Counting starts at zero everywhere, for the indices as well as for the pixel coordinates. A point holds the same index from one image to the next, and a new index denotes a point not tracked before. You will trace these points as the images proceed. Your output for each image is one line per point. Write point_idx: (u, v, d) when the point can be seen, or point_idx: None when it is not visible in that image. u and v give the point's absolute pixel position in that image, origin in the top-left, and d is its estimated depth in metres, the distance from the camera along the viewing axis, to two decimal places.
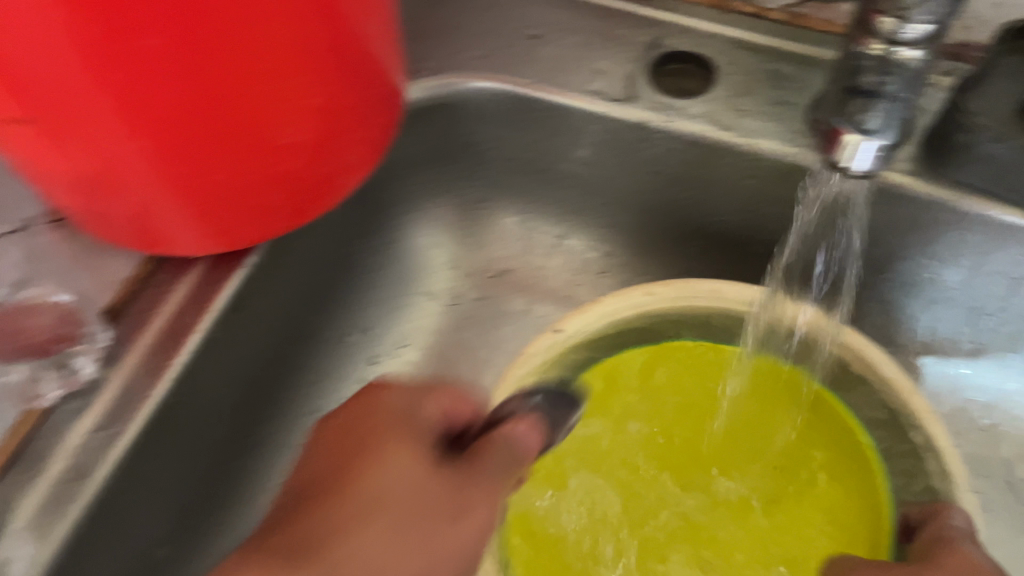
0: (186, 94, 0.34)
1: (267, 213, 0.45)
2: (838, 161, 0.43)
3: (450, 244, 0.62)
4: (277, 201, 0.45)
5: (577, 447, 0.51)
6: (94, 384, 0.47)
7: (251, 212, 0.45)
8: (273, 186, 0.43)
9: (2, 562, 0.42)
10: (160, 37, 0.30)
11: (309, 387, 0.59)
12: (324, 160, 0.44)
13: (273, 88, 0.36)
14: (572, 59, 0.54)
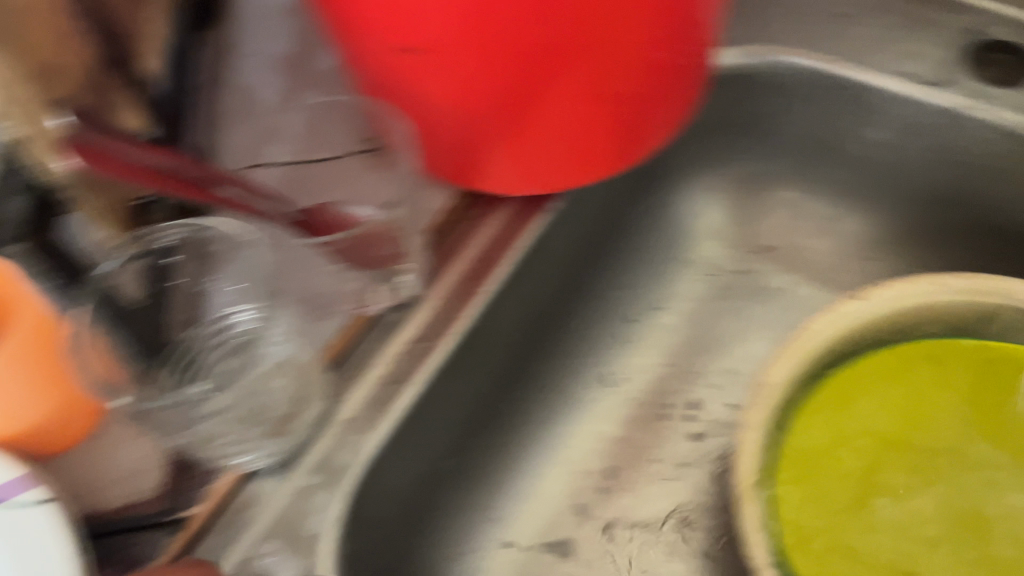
0: (541, 21, 0.38)
1: (573, 152, 0.49)
2: None
3: (723, 216, 0.64)
4: (584, 141, 0.48)
5: (822, 443, 0.47)
6: (415, 300, 0.50)
7: (560, 150, 0.49)
8: (584, 124, 0.47)
9: (332, 447, 0.46)
10: None
11: (581, 332, 0.60)
12: (631, 106, 0.47)
13: (611, 18, 0.40)
14: (881, 41, 0.55)
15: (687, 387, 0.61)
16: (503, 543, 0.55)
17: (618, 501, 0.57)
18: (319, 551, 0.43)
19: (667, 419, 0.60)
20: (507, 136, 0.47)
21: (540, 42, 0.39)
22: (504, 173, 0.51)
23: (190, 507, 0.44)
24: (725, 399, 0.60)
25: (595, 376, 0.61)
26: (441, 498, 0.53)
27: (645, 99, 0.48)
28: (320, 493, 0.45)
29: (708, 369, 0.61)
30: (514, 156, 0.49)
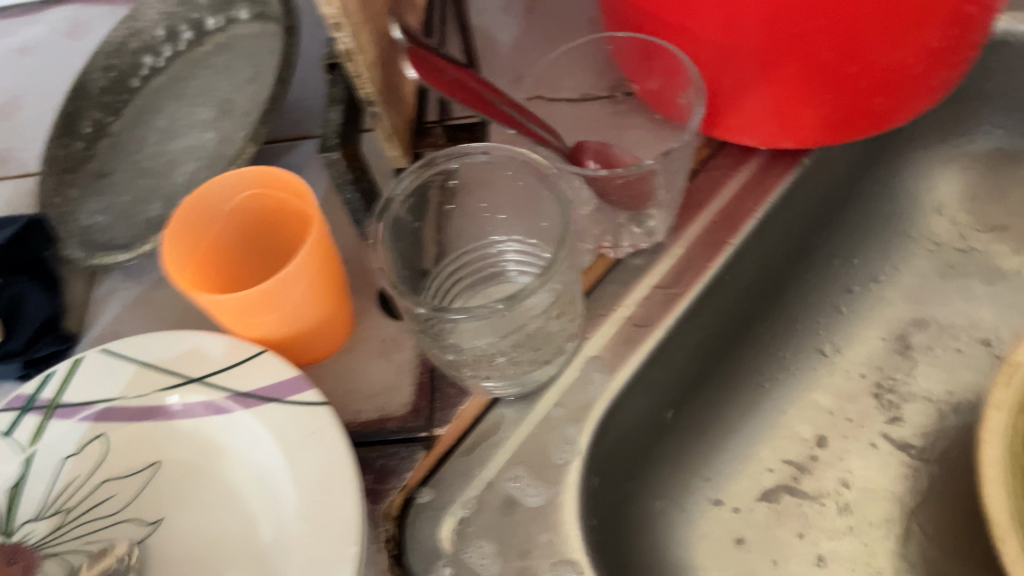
0: None
1: (839, 106, 0.47)
2: None
3: (957, 190, 0.62)
4: (855, 96, 0.46)
5: None
6: (660, 247, 0.50)
7: (829, 104, 0.47)
8: (860, 77, 0.45)
9: (577, 382, 0.47)
10: None
11: (806, 295, 0.59)
12: (913, 64, 0.45)
13: None
14: None
15: (909, 365, 0.58)
16: (713, 501, 0.55)
17: (833, 473, 0.55)
18: (567, 481, 0.44)
19: (887, 396, 0.57)
20: (772, 77, 0.46)
21: None
22: (762, 124, 0.49)
23: (444, 426, 0.44)
24: (949, 381, 0.57)
25: (813, 343, 0.59)
26: (664, 447, 0.52)
27: (927, 59, 0.45)
28: (570, 426, 0.45)
29: (930, 347, 0.59)
30: (776, 107, 0.48)
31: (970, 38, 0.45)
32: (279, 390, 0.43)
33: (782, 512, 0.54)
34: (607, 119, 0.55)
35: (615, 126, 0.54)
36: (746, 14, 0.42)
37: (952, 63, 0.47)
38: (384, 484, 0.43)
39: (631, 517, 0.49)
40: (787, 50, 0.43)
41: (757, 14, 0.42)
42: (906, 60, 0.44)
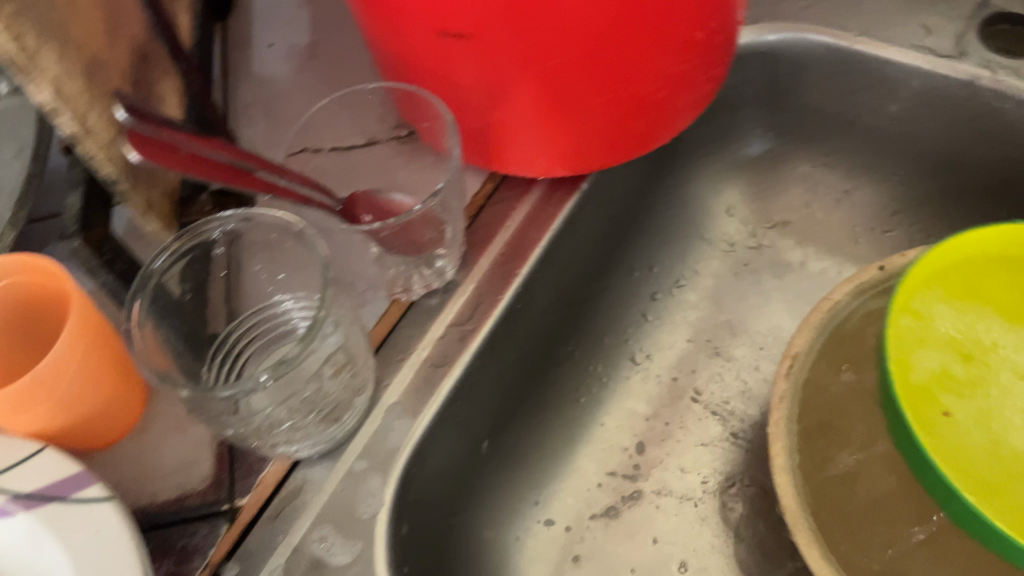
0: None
1: (604, 137, 0.50)
2: None
3: (739, 192, 0.66)
4: (618, 124, 0.49)
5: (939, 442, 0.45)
6: (453, 285, 0.50)
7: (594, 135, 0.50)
8: (617, 109, 0.48)
9: (379, 432, 0.46)
10: None
11: (610, 309, 0.61)
12: (662, 91, 0.48)
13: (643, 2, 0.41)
14: (899, 15, 0.56)
15: (713, 363, 0.62)
16: (544, 521, 0.56)
17: (654, 478, 0.57)
18: (376, 535, 0.43)
19: (696, 396, 0.61)
20: (536, 118, 0.48)
21: (575, 21, 0.41)
22: (537, 158, 0.51)
23: (245, 496, 0.44)
24: (749, 374, 0.61)
25: (624, 355, 0.62)
26: (485, 478, 0.53)
27: (675, 85, 0.49)
28: (373, 477, 0.45)
29: (731, 344, 0.62)
30: (547, 137, 0.49)
31: (713, 55, 0.49)
32: (66, 488, 0.40)
33: (614, 524, 0.56)
34: (388, 162, 0.54)
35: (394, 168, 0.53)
36: (497, 66, 0.44)
37: (700, 85, 0.51)
38: (186, 565, 0.42)
39: (459, 551, 0.50)
40: (544, 95, 0.46)
41: (508, 66, 0.44)
42: (653, 89, 0.48)
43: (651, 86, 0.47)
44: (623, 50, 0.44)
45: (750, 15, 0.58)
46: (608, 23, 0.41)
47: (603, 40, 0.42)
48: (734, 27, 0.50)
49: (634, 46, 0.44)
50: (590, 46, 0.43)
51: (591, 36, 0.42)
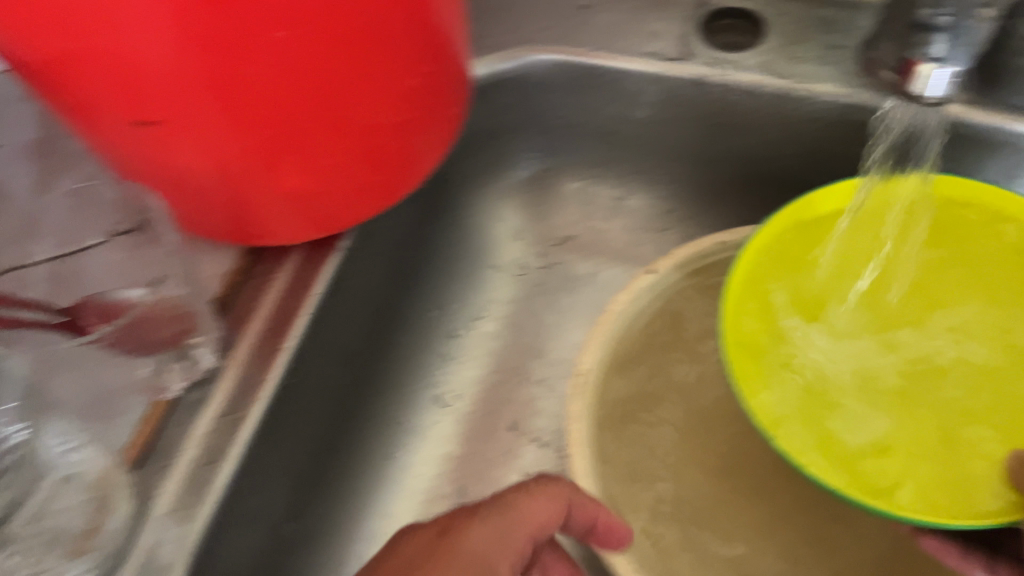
0: (284, 78, 0.38)
1: (356, 197, 0.49)
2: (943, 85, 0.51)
3: (516, 215, 0.65)
4: (367, 184, 0.49)
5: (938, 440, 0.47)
6: (215, 373, 0.47)
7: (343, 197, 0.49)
8: (364, 169, 0.47)
9: (150, 549, 0.42)
10: (283, 30, 0.36)
11: (405, 357, 0.60)
12: (406, 146, 0.48)
13: (363, 69, 0.41)
14: (628, 23, 0.57)
15: (521, 392, 0.61)
16: None
17: None
18: None
19: (511, 427, 0.60)
20: (278, 193, 0.46)
21: (291, 99, 0.40)
22: (290, 227, 0.49)
23: None
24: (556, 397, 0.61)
25: (431, 401, 0.61)
26: (295, 561, 0.51)
27: (419, 137, 0.49)
28: None
29: (535, 367, 0.62)
30: (291, 205, 0.47)
31: (440, 100, 0.48)
32: None
33: None
34: (123, 262, 0.51)
35: (129, 266, 0.50)
36: (222, 152, 0.42)
37: (441, 130, 0.51)
38: None
39: None
40: (282, 171, 0.44)
41: (236, 150, 0.42)
42: (395, 147, 0.47)
43: (392, 144, 0.47)
44: (355, 116, 0.43)
45: (488, 43, 0.57)
46: (324, 88, 0.40)
47: (331, 111, 0.42)
48: (458, 63, 0.50)
49: (365, 111, 0.43)
50: (318, 120, 0.42)
51: (307, 105, 0.40)
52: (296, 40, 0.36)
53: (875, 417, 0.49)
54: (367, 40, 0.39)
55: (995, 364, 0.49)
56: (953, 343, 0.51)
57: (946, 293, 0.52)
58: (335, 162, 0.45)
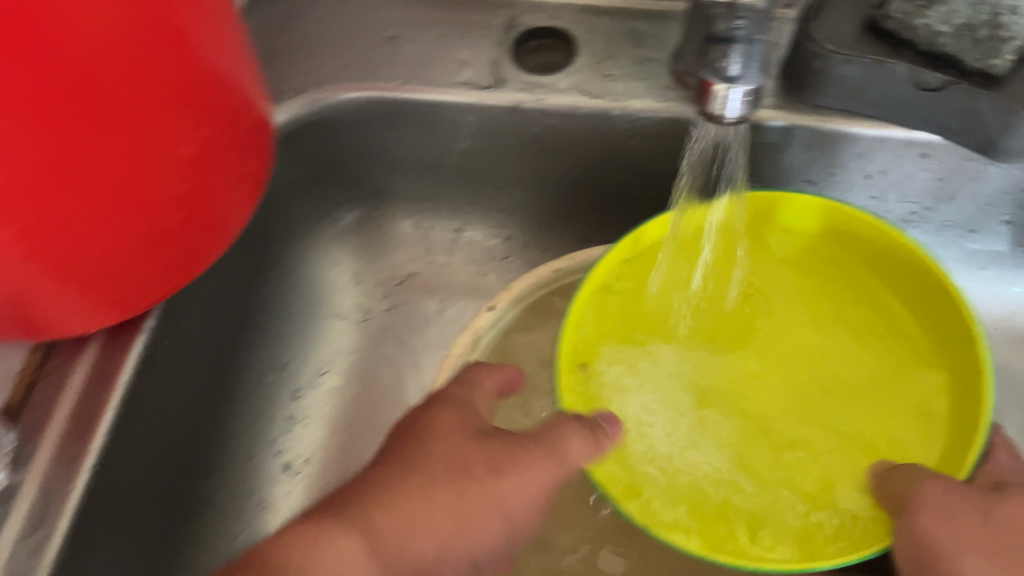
0: (36, 164, 0.33)
1: (158, 276, 0.44)
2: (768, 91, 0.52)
3: (349, 259, 0.63)
4: (167, 261, 0.44)
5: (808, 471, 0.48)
6: (9, 489, 0.42)
7: (144, 282, 0.44)
8: (160, 247, 0.43)
9: None
10: (21, 107, 0.31)
11: (244, 430, 0.57)
12: (204, 212, 0.44)
13: (133, 139, 0.37)
14: (436, 52, 0.55)
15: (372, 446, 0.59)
16: None
17: None
18: None
19: None
20: (64, 290, 0.41)
21: (51, 186, 0.35)
22: (87, 319, 0.44)
23: None
24: None
25: (277, 470, 0.58)
26: None
27: (218, 199, 0.45)
28: None
29: (388, 417, 0.60)
30: (79, 294, 0.42)
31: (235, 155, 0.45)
32: None
33: None
34: None
35: None
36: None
37: (240, 189, 0.47)
38: None
39: None
40: (63, 267, 0.39)
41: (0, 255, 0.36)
42: (192, 216, 0.43)
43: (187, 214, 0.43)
44: (136, 192, 0.39)
45: (293, 85, 0.54)
46: (101, 160, 0.36)
47: (107, 192, 0.37)
48: (252, 114, 0.46)
49: (147, 185, 0.39)
50: (93, 204, 0.37)
51: (83, 183, 0.36)
52: (40, 114, 0.32)
53: (741, 434, 0.49)
54: (130, 105, 0.35)
55: (831, 362, 0.51)
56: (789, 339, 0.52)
57: (772, 286, 0.53)
58: (123, 245, 0.40)
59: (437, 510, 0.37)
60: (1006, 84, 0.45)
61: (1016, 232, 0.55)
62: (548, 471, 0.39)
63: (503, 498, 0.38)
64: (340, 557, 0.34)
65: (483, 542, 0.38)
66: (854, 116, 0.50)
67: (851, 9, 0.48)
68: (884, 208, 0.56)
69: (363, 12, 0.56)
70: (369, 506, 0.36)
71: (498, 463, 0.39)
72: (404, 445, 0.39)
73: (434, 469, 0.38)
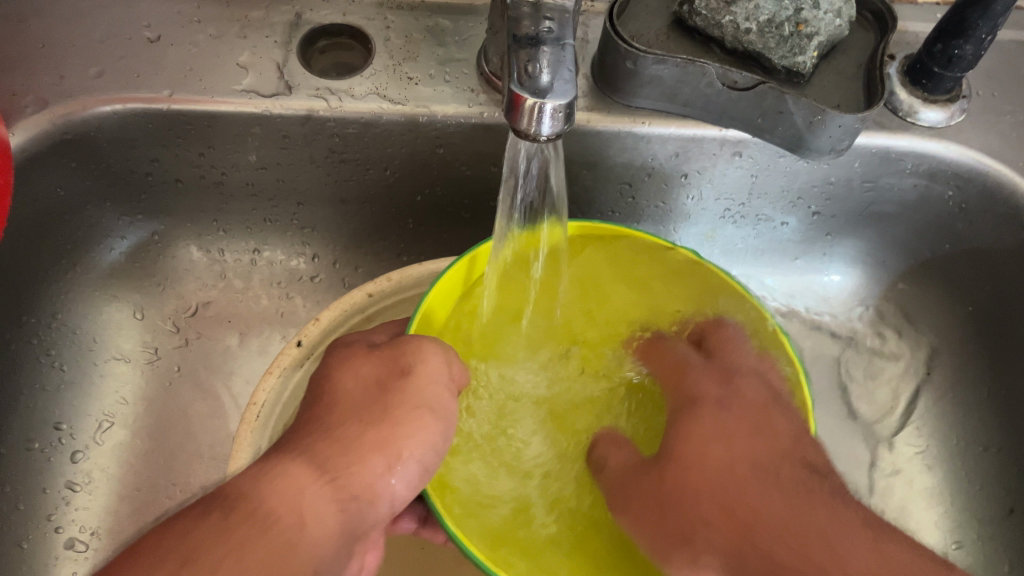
0: None
1: None
2: (581, 93, 0.50)
3: (127, 294, 0.55)
4: None
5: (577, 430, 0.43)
6: None
7: None
8: None
9: None
10: None
11: (7, 510, 0.47)
12: None
13: None
14: (210, 55, 0.48)
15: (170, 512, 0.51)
16: None
17: None
18: None
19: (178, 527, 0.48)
20: None
21: None
22: None
23: None
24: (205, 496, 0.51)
25: (54, 550, 0.48)
26: None
27: None
28: None
29: (189, 472, 0.52)
30: None
31: None
32: None
33: None
34: None
35: None
36: None
37: None
38: None
39: None
40: None
41: None
42: None
43: None
44: None
45: (32, 99, 0.45)
46: None
47: None
48: None
49: None
50: None
51: None
52: None
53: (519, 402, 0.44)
54: None
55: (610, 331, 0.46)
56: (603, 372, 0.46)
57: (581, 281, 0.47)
58: None
59: (371, 424, 0.35)
60: (809, 80, 0.46)
61: (824, 223, 0.56)
62: (440, 354, 0.39)
63: (424, 393, 0.37)
64: (291, 483, 0.31)
65: (434, 447, 0.36)
66: (672, 116, 0.49)
67: (653, 19, 0.48)
68: (703, 206, 0.55)
69: (115, 10, 0.49)
70: (309, 439, 0.34)
71: (401, 361, 0.38)
72: (313, 391, 0.37)
73: (356, 394, 0.36)
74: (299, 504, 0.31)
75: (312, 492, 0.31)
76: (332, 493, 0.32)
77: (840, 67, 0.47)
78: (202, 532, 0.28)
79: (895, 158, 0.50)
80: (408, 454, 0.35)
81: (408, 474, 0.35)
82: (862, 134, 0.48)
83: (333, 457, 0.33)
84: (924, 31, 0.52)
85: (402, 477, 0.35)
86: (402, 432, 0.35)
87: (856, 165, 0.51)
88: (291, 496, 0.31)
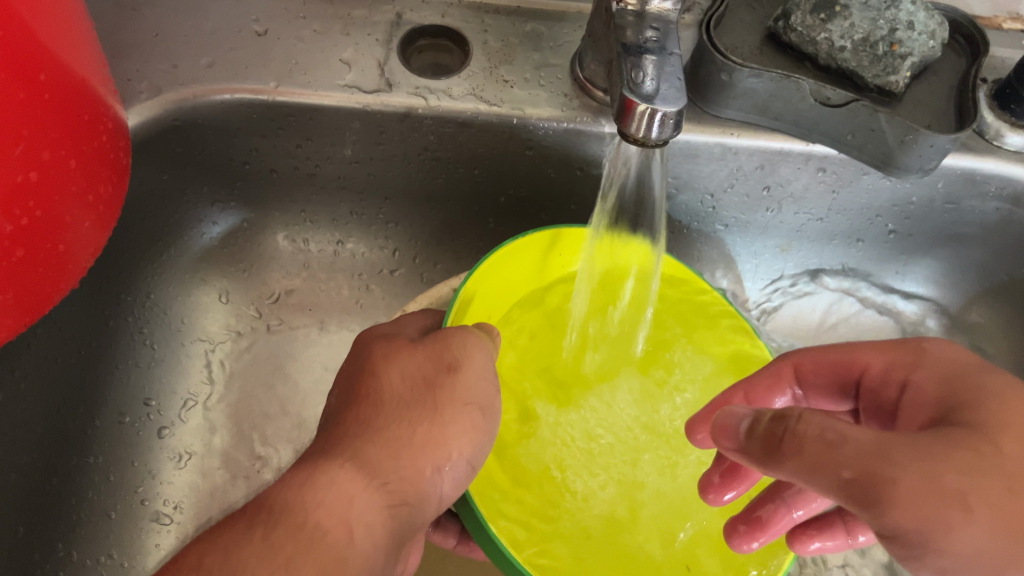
0: None
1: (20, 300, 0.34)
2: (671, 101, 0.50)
3: (213, 277, 0.56)
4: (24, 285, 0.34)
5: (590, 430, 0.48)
6: None
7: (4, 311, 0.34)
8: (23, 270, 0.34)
9: None
10: None
11: (96, 480, 0.49)
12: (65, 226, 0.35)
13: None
14: (315, 50, 0.50)
15: (246, 489, 0.52)
16: None
17: None
18: None
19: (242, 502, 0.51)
20: None
21: None
22: None
23: None
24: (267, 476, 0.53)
25: (143, 520, 0.50)
26: None
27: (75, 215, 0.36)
28: None
29: (263, 453, 0.53)
30: None
31: (84, 180, 0.36)
32: None
33: None
34: None
35: None
36: None
37: (105, 196, 0.38)
38: None
39: None
40: None
41: None
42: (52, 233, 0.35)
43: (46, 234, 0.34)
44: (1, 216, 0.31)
45: (146, 86, 0.47)
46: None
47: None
48: (115, 109, 0.39)
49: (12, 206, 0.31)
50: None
51: None
52: None
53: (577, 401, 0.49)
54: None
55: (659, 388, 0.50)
56: (640, 416, 0.49)
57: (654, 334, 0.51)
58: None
59: (419, 424, 0.37)
60: (899, 100, 0.47)
61: (900, 240, 0.56)
62: (483, 346, 0.40)
63: (474, 391, 0.38)
64: (341, 493, 0.33)
65: (478, 447, 0.38)
66: (760, 129, 0.50)
67: (747, 35, 0.49)
68: (780, 218, 0.56)
69: (226, 4, 0.50)
70: (354, 441, 0.35)
71: (448, 356, 0.39)
72: (357, 387, 0.38)
73: (401, 393, 0.38)
74: (348, 516, 0.32)
75: (360, 499, 0.33)
76: (382, 501, 0.34)
77: (930, 89, 0.48)
78: (246, 549, 0.30)
79: (981, 179, 0.50)
80: (457, 454, 0.37)
81: (455, 474, 0.37)
82: (949, 156, 0.49)
83: (383, 460, 0.35)
84: (1011, 57, 0.53)
85: (448, 478, 0.37)
86: (450, 432, 0.37)
87: (940, 185, 0.51)
88: (341, 508, 0.32)
